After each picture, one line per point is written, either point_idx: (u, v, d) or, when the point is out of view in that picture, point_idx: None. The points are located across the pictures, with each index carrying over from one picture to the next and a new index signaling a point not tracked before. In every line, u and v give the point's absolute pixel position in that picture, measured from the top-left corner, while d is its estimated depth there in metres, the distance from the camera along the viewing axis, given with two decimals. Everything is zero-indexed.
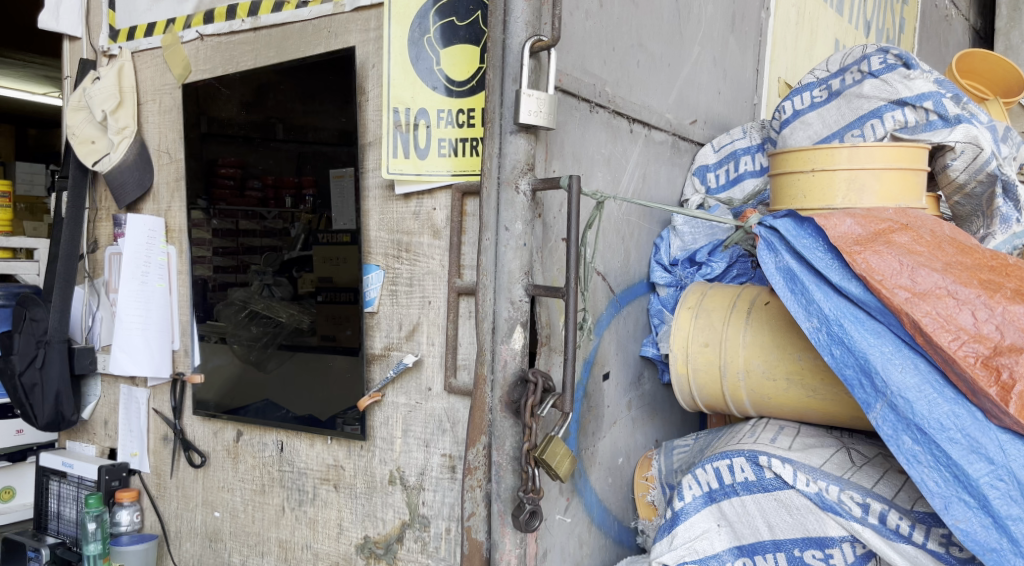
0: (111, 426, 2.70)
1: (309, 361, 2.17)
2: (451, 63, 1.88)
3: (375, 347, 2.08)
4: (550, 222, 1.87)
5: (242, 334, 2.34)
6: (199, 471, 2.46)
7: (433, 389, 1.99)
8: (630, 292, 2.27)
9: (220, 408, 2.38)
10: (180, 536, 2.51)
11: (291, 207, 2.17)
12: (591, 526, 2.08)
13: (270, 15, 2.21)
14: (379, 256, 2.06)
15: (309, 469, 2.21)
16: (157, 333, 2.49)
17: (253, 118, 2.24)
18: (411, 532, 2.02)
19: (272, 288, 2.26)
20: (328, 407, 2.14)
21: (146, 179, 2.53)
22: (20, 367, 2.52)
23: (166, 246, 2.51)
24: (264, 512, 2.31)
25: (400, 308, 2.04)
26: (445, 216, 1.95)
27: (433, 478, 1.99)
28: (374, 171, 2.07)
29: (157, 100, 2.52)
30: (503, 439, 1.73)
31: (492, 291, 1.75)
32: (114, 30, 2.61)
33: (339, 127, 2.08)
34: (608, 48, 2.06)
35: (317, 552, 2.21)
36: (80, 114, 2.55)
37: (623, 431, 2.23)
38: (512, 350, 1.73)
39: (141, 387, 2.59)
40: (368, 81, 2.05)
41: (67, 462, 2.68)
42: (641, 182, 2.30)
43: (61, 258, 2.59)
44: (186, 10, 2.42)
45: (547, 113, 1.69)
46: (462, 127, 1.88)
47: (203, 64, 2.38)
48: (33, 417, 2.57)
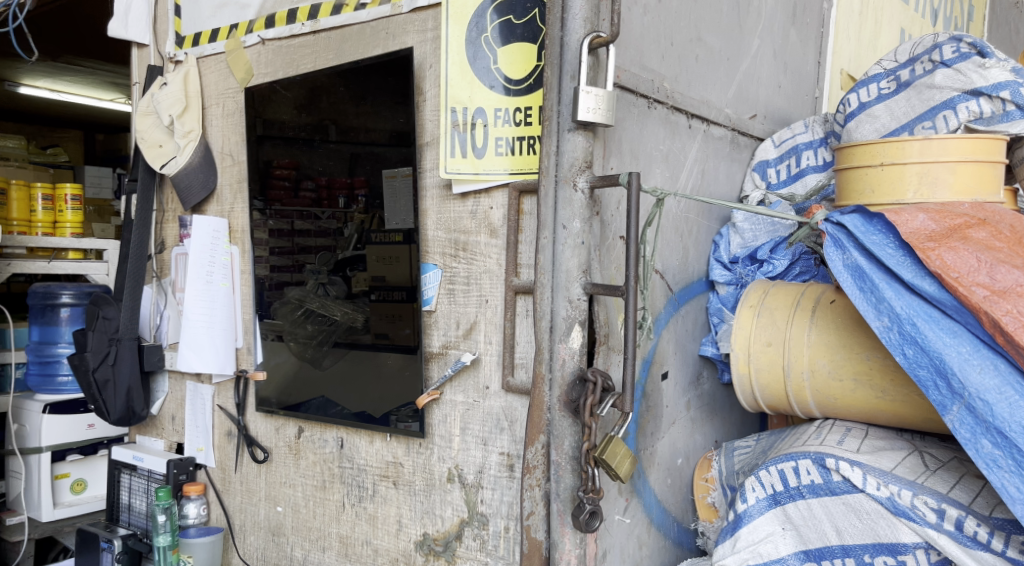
0: (179, 421, 2.78)
1: (364, 358, 2.19)
2: (509, 61, 1.88)
3: (433, 346, 2.09)
4: (608, 220, 1.85)
5: (298, 332, 2.39)
6: (262, 467, 2.51)
7: (491, 388, 1.99)
8: (689, 291, 2.23)
9: (281, 405, 2.43)
10: (245, 529, 2.57)
11: (344, 208, 2.19)
12: (651, 527, 2.06)
13: (329, 18, 2.24)
14: (437, 255, 2.07)
15: (369, 465, 2.24)
16: (221, 331, 2.55)
17: (311, 120, 2.28)
18: (470, 530, 2.03)
19: (326, 286, 2.29)
20: (384, 404, 2.17)
21: (210, 181, 2.59)
22: (93, 363, 2.60)
23: (229, 246, 2.57)
24: (325, 508, 2.35)
25: (457, 307, 2.05)
26: (502, 215, 1.95)
27: (491, 477, 1.99)
28: (432, 171, 2.07)
29: (221, 104, 2.58)
30: (562, 438, 1.72)
31: (550, 289, 1.74)
32: (179, 37, 2.68)
33: (395, 127, 2.10)
34: (667, 43, 2.04)
35: (377, 548, 2.23)
36: (149, 119, 2.65)
37: (682, 431, 2.20)
38: (570, 350, 1.71)
39: (206, 384, 2.66)
40: (425, 81, 2.06)
41: (137, 456, 2.76)
42: (700, 178, 2.26)
43: (132, 257, 2.69)
44: (249, 15, 2.47)
45: (605, 110, 1.67)
46: (519, 125, 1.88)
47: (265, 68, 2.42)
48: (105, 412, 2.67)
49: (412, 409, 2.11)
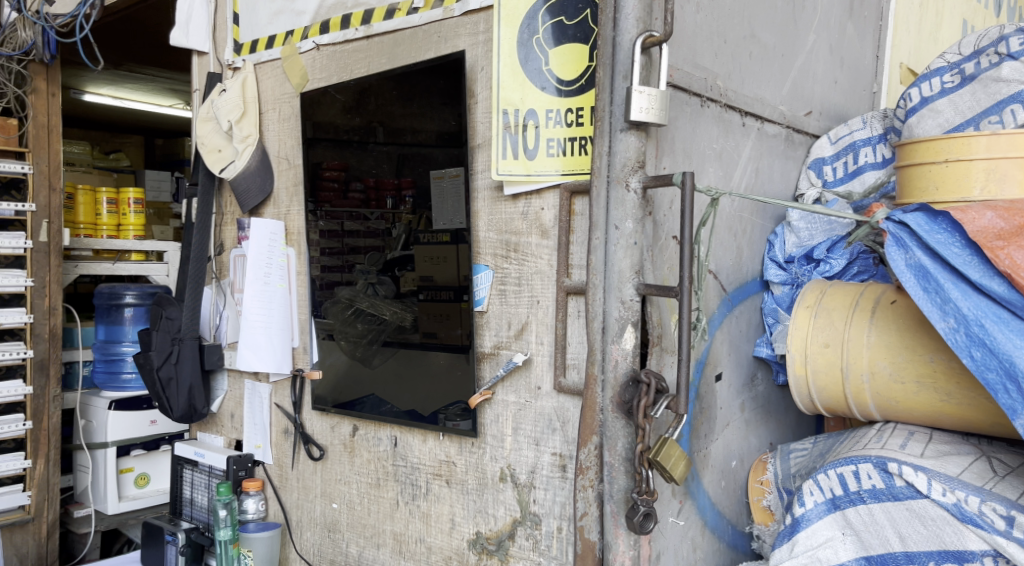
0: (237, 419, 2.85)
1: (413, 356, 2.21)
2: (560, 63, 1.88)
3: (485, 346, 2.11)
4: (660, 220, 1.84)
5: (349, 331, 2.43)
6: (318, 464, 2.56)
7: (543, 388, 2.00)
8: (743, 291, 2.21)
9: (334, 403, 2.48)
10: (302, 525, 2.63)
11: (393, 208, 2.22)
12: (705, 530, 2.04)
13: (383, 22, 2.28)
14: (489, 256, 2.09)
15: (422, 464, 2.27)
16: (278, 332, 2.61)
17: (363, 123, 2.31)
18: (522, 529, 2.04)
19: (376, 286, 2.33)
20: (432, 403, 2.20)
21: (267, 184, 2.65)
22: (157, 362, 2.69)
23: (286, 248, 2.63)
24: (379, 505, 2.38)
25: (509, 308, 2.06)
26: (553, 216, 1.95)
27: (543, 477, 2.00)
28: (484, 172, 2.09)
29: (277, 109, 2.63)
30: (614, 439, 1.71)
31: (602, 290, 1.74)
32: (237, 44, 2.75)
33: (443, 128, 2.12)
34: (720, 40, 2.02)
35: (430, 545, 2.26)
36: (208, 125, 2.72)
37: (736, 434, 2.18)
38: (623, 350, 1.71)
39: (263, 382, 2.73)
40: (477, 84, 2.08)
41: (198, 452, 2.84)
42: (754, 176, 2.23)
43: (193, 259, 2.77)
44: (304, 21, 2.52)
45: (658, 110, 1.66)
46: (571, 126, 1.88)
47: (320, 73, 2.47)
48: (169, 408, 2.76)
49: (461, 407, 2.13)
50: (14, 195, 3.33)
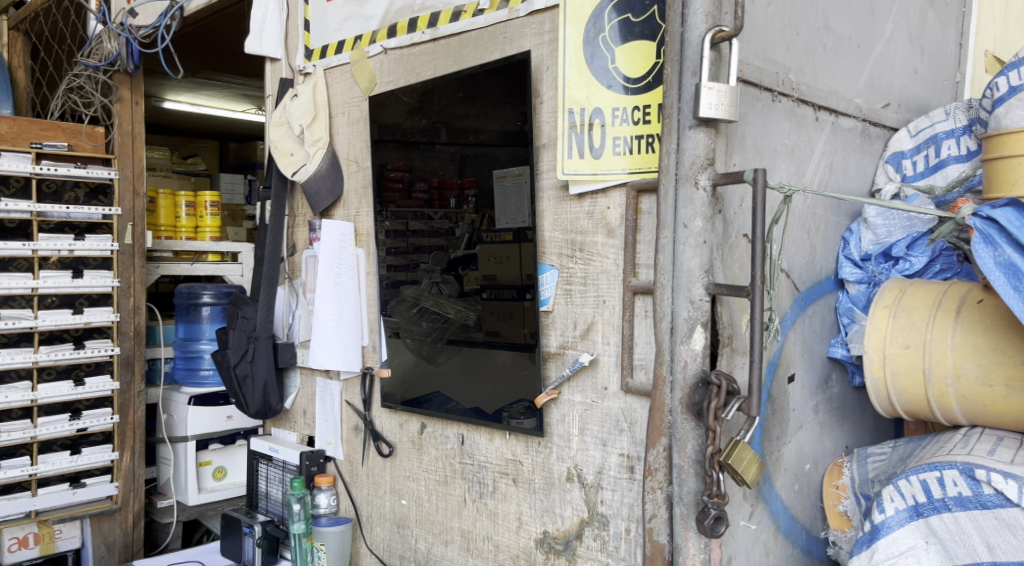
0: (309, 415, 2.92)
1: (478, 354, 2.24)
2: (627, 60, 1.86)
3: (551, 346, 2.11)
4: (730, 218, 1.80)
5: (414, 329, 2.47)
6: (388, 461, 2.60)
7: (610, 388, 1.98)
8: (817, 290, 2.15)
9: (402, 400, 2.52)
10: (372, 520, 2.67)
11: (456, 208, 2.25)
12: (778, 534, 2.00)
13: (449, 24, 2.30)
14: (554, 255, 2.09)
15: (489, 462, 2.28)
16: (349, 330, 2.65)
17: (426, 124, 2.34)
18: (590, 530, 2.03)
19: (440, 285, 2.35)
20: (496, 401, 2.21)
21: (337, 187, 2.70)
22: (234, 359, 2.80)
23: (356, 249, 2.68)
24: (447, 502, 2.40)
25: (575, 308, 2.05)
26: (619, 215, 1.94)
27: (611, 478, 1.98)
28: (549, 172, 2.08)
29: (347, 113, 2.68)
30: (684, 441, 1.68)
31: (670, 290, 1.72)
32: (308, 50, 2.81)
33: (506, 128, 2.12)
34: (792, 33, 1.97)
35: (498, 544, 2.27)
36: (281, 129, 2.80)
37: (810, 436, 2.12)
38: (692, 351, 1.68)
39: (335, 380, 2.79)
40: (542, 83, 2.07)
41: (272, 447, 2.93)
42: (827, 172, 2.17)
43: (267, 259, 2.84)
44: (372, 26, 2.56)
45: (728, 106, 1.63)
46: (638, 124, 1.85)
47: (387, 76, 2.51)
48: (245, 405, 2.86)
49: (524, 406, 2.14)
50: (99, 200, 3.43)
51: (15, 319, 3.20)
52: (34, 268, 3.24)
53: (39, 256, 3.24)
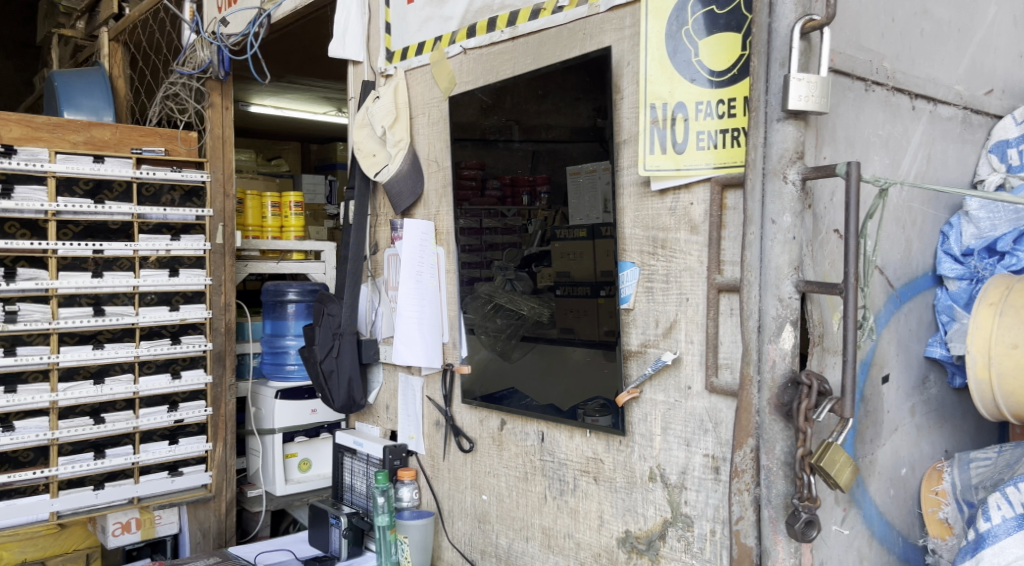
0: (392, 410, 2.97)
1: (551, 352, 2.24)
2: (711, 53, 1.82)
3: (632, 344, 2.09)
4: (820, 213, 1.75)
5: (489, 325, 2.49)
6: (469, 456, 2.62)
7: (693, 388, 1.95)
8: (913, 287, 2.06)
9: (481, 397, 2.53)
10: (453, 515, 2.70)
11: (529, 204, 2.27)
12: (873, 541, 1.93)
13: (528, 23, 2.30)
14: (635, 253, 2.07)
15: (570, 460, 2.27)
16: (430, 327, 2.69)
17: (499, 121, 2.37)
18: (673, 530, 2.00)
19: (514, 282, 2.37)
20: (570, 398, 2.21)
21: (418, 186, 2.74)
22: (321, 355, 2.87)
23: (436, 247, 2.71)
24: (528, 498, 2.41)
25: (657, 305, 2.02)
26: (703, 211, 1.90)
27: (695, 478, 1.95)
28: (630, 168, 2.06)
29: (427, 113, 2.72)
30: (772, 442, 1.64)
31: (758, 287, 1.67)
32: (390, 52, 2.86)
33: (577, 124, 2.13)
34: (887, 19, 1.89)
35: (579, 541, 2.26)
36: (364, 131, 2.86)
37: (906, 439, 2.04)
38: (780, 350, 1.63)
39: (416, 376, 2.83)
40: (623, 79, 2.05)
41: (357, 441, 2.99)
42: (925, 163, 2.08)
43: (351, 260, 2.93)
44: (452, 27, 2.58)
45: (819, 97, 1.57)
46: (722, 118, 1.81)
47: (467, 76, 2.53)
48: (330, 399, 2.93)
49: (600, 402, 2.14)
50: (194, 202, 3.56)
51: (118, 315, 3.36)
52: (135, 267, 3.40)
53: (140, 255, 3.40)
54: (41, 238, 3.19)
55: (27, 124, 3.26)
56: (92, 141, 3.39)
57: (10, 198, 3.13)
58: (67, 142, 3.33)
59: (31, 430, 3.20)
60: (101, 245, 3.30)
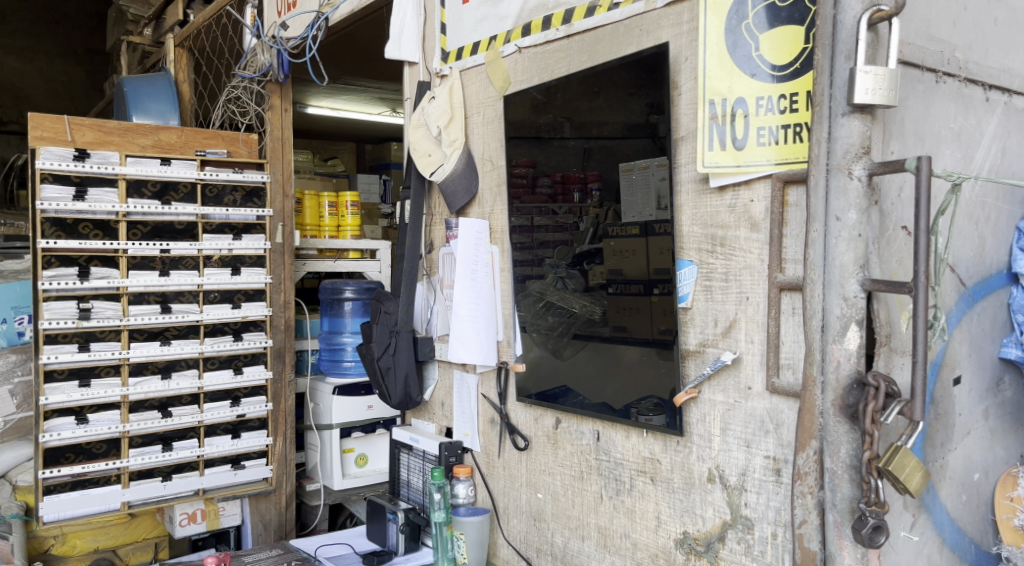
0: (447, 407, 2.99)
1: (604, 350, 2.23)
2: (772, 47, 1.79)
3: (689, 343, 2.06)
4: (887, 209, 1.70)
5: (541, 323, 2.49)
6: (524, 454, 2.62)
7: (754, 388, 1.92)
8: (986, 285, 1.99)
9: (536, 395, 2.53)
10: (509, 512, 2.71)
11: (580, 202, 2.26)
12: (943, 548, 1.87)
13: (583, 20, 2.28)
14: (693, 251, 2.04)
15: (626, 460, 2.25)
16: (485, 325, 2.70)
17: (551, 119, 2.37)
18: (733, 532, 1.97)
19: (566, 280, 2.36)
20: (623, 397, 2.20)
21: (473, 185, 2.75)
22: (378, 352, 2.89)
23: (490, 246, 2.72)
24: (584, 498, 2.40)
25: (715, 304, 1.99)
26: (764, 208, 1.87)
27: (756, 480, 1.92)
28: (688, 165, 2.04)
29: (482, 113, 2.72)
30: (837, 445, 1.60)
31: (821, 286, 1.63)
32: (445, 52, 2.88)
33: (630, 120, 2.11)
34: (959, 7, 1.83)
35: (636, 542, 2.24)
36: (420, 131, 2.88)
37: (978, 443, 1.97)
38: (845, 351, 1.59)
39: (471, 373, 2.85)
40: (681, 75, 2.03)
41: (413, 437, 3.02)
42: (999, 157, 2.00)
43: (407, 259, 2.95)
44: (507, 26, 2.58)
45: (887, 90, 1.53)
46: (784, 113, 1.77)
47: (522, 75, 2.52)
48: (387, 396, 2.96)
49: (653, 402, 2.13)
50: (254, 202, 3.63)
51: (184, 313, 3.45)
52: (199, 265, 3.49)
53: (204, 255, 3.49)
54: (112, 238, 3.30)
55: (99, 128, 3.36)
56: (159, 144, 3.49)
57: (84, 200, 3.24)
58: (137, 145, 3.42)
59: (104, 423, 3.32)
60: (167, 245, 3.40)
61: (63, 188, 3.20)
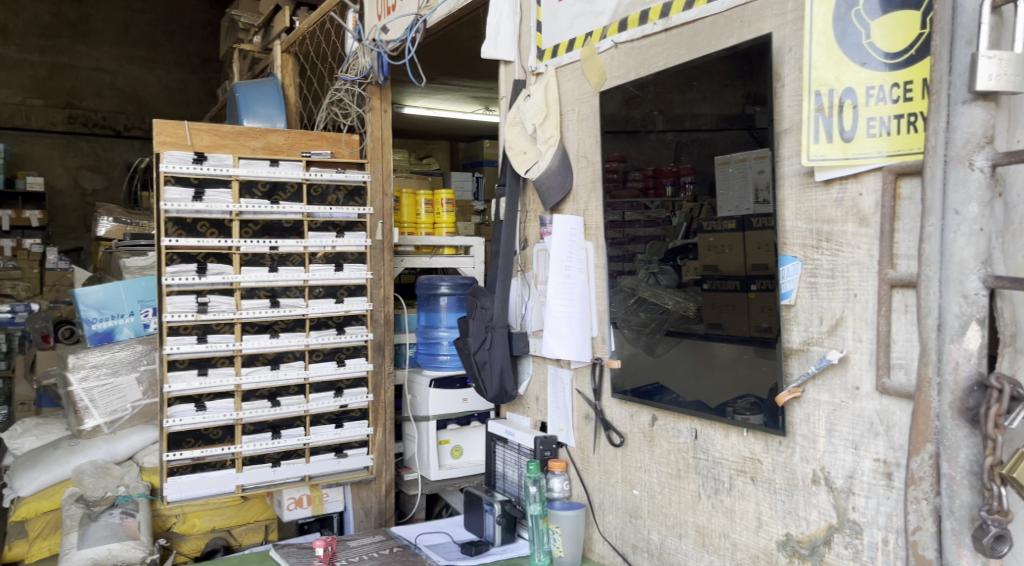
0: (542, 402, 3.01)
1: (699, 347, 2.19)
2: (885, 34, 1.71)
3: (793, 341, 2.00)
4: (1012, 201, 1.61)
5: (633, 319, 2.47)
6: (619, 450, 2.61)
7: (861, 388, 1.85)
8: None
9: (631, 392, 2.51)
10: (604, 508, 2.70)
11: (673, 196, 2.24)
12: None
13: (681, 13, 2.25)
14: (797, 246, 1.98)
15: (725, 459, 2.21)
16: (579, 320, 2.70)
17: (644, 112, 2.35)
18: (840, 537, 1.91)
19: (658, 275, 2.33)
20: (719, 395, 2.16)
21: (568, 181, 2.75)
22: (474, 347, 2.95)
23: (585, 242, 2.71)
24: (681, 496, 2.37)
25: (821, 301, 1.93)
26: (873, 202, 1.80)
27: (864, 483, 1.85)
28: (791, 159, 1.98)
29: (577, 110, 2.72)
30: (955, 449, 1.53)
31: (937, 283, 1.56)
32: (540, 50, 2.88)
33: (725, 111, 2.07)
34: None
35: (735, 542, 2.19)
36: (515, 128, 2.89)
37: None
38: (964, 351, 1.51)
39: (565, 368, 2.86)
40: (785, 66, 1.98)
41: (509, 430, 3.05)
42: None
43: (502, 255, 2.98)
44: (603, 22, 2.56)
45: (1013, 76, 1.44)
46: (898, 102, 1.69)
47: (618, 70, 2.51)
48: (483, 389, 3.02)
49: (750, 401, 2.08)
50: (356, 201, 3.73)
51: (291, 307, 3.59)
52: (305, 262, 3.62)
53: (309, 251, 3.62)
54: (226, 236, 3.47)
55: (215, 132, 3.53)
56: (268, 146, 3.65)
57: (202, 200, 3.41)
58: (248, 148, 3.60)
59: (220, 410, 3.49)
60: (276, 242, 3.54)
61: (184, 190, 3.39)
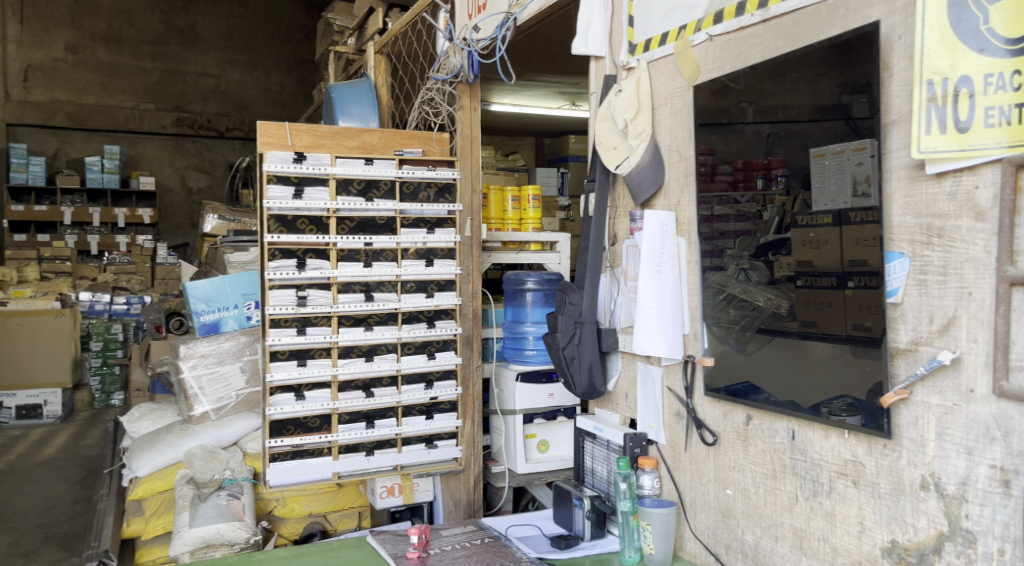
0: (631, 398, 2.99)
1: (791, 345, 2.16)
2: (1004, 19, 1.62)
3: (899, 341, 1.91)
4: None
5: (722, 316, 2.44)
6: (712, 449, 2.57)
7: (976, 391, 1.77)
8: None
9: (725, 390, 2.46)
10: (696, 507, 2.67)
11: (764, 190, 2.21)
12: None
13: (781, 3, 2.16)
14: (905, 242, 1.89)
15: (825, 460, 2.15)
16: (670, 317, 2.66)
17: (737, 105, 2.31)
18: (952, 545, 1.83)
19: (748, 271, 2.29)
20: (812, 395, 2.12)
21: (659, 176, 2.72)
22: (563, 342, 2.95)
23: (677, 238, 2.68)
24: (777, 497, 2.31)
25: (930, 299, 1.85)
26: (990, 195, 1.72)
27: (979, 491, 1.77)
28: (898, 151, 1.89)
29: (669, 104, 2.68)
30: None
31: None
32: (632, 45, 2.86)
33: (820, 101, 2.03)
34: None
35: (836, 547, 2.13)
36: (606, 124, 2.85)
37: None
38: None
39: (655, 365, 2.83)
40: (893, 54, 1.89)
41: (597, 426, 3.03)
42: None
43: (591, 250, 2.97)
44: (698, 14, 2.50)
45: None
46: (1019, 90, 1.60)
47: (713, 63, 2.44)
48: (572, 384, 3.01)
49: (846, 401, 2.03)
50: (446, 198, 3.78)
51: (384, 301, 3.68)
52: (398, 257, 3.70)
53: (401, 247, 3.70)
54: (324, 232, 3.57)
55: (314, 132, 3.64)
56: (364, 146, 3.74)
57: (301, 198, 3.52)
58: (344, 147, 3.69)
59: (318, 400, 3.60)
60: (371, 238, 3.64)
61: (285, 188, 3.49)
